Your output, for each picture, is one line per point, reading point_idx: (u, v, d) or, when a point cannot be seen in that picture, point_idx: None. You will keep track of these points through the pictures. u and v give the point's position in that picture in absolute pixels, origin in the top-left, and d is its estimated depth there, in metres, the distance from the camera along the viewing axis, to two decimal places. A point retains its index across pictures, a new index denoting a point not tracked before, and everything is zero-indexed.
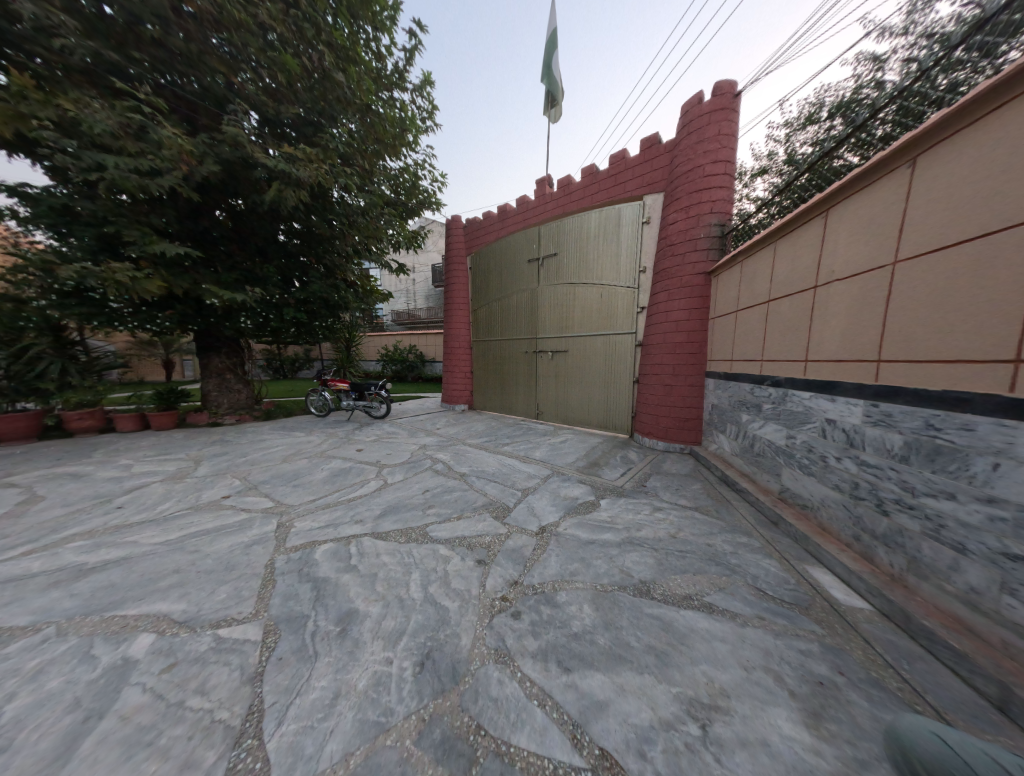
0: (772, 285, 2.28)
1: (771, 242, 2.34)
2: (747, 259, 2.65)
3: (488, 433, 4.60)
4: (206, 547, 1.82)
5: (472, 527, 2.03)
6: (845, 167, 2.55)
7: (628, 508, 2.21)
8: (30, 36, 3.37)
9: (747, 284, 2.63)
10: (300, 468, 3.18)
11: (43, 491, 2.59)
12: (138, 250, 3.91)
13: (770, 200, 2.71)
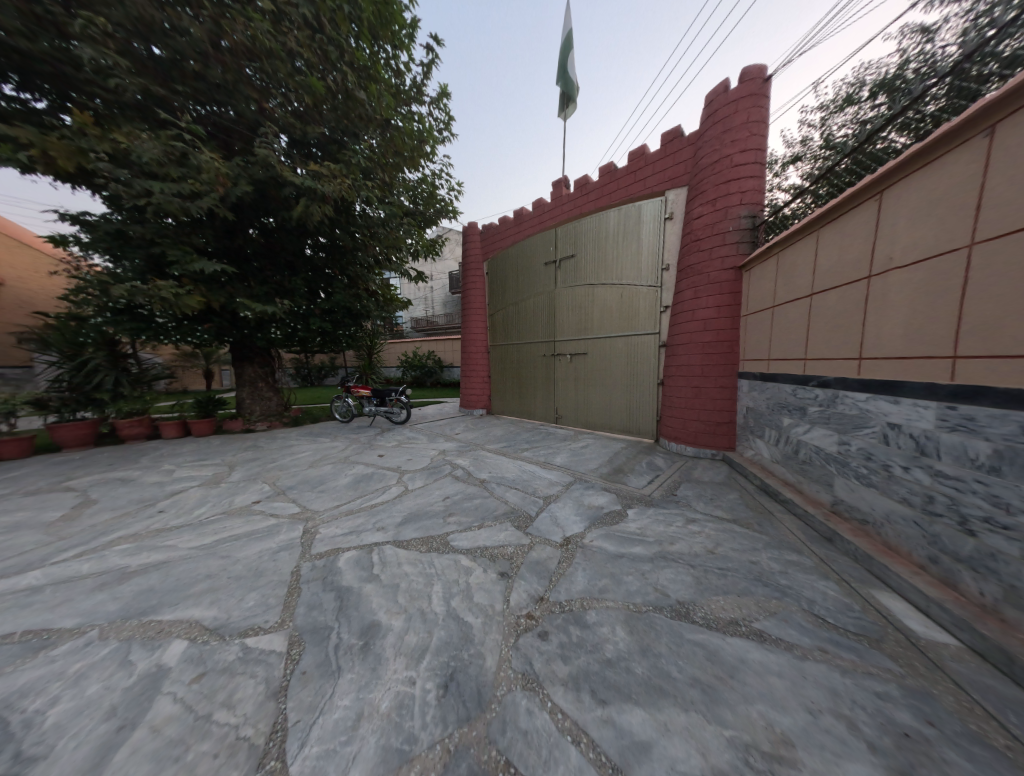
0: (815, 276, 2.11)
1: (812, 230, 2.16)
2: (784, 250, 2.47)
3: (507, 438, 4.54)
4: (238, 553, 1.87)
5: (494, 537, 1.97)
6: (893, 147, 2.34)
7: (658, 519, 2.09)
8: (90, 79, 3.71)
9: (785, 278, 2.45)
10: (324, 474, 3.25)
11: (95, 496, 2.77)
12: (180, 268, 4.19)
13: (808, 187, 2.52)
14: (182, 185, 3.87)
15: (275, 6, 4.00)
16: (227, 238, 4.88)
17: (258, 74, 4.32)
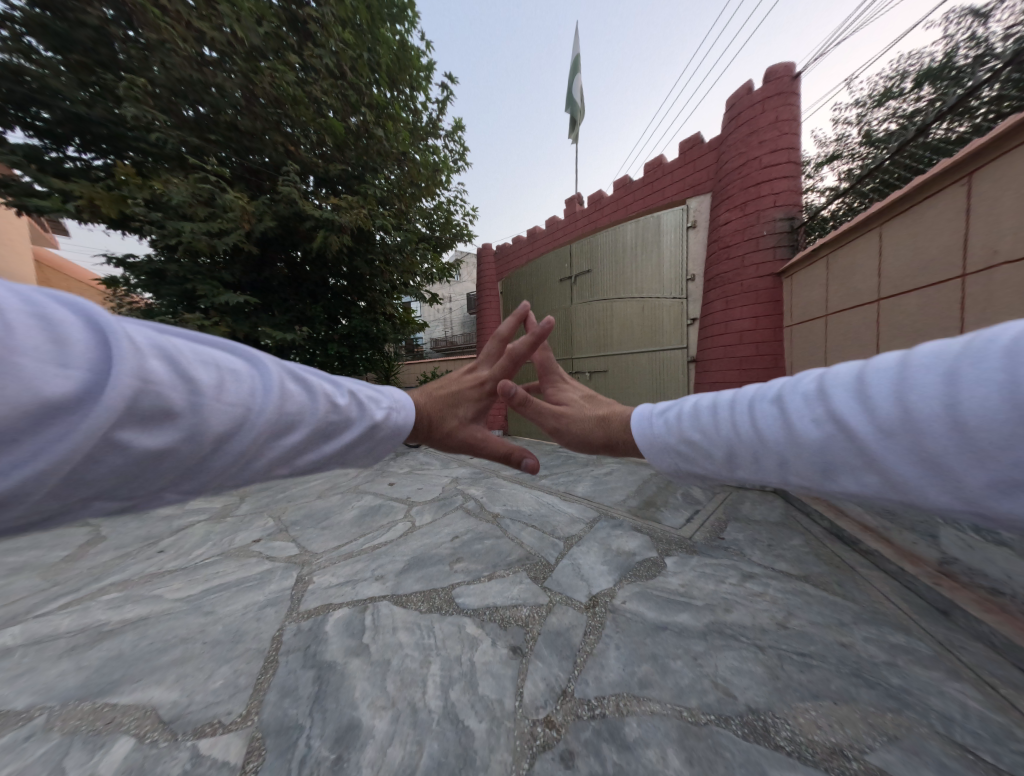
0: (883, 277, 1.79)
1: (872, 226, 1.86)
2: (835, 250, 2.16)
3: (524, 464, 4.24)
4: (223, 607, 1.68)
5: (506, 592, 1.68)
6: None
7: (705, 572, 1.72)
8: (137, 136, 4.06)
9: (840, 281, 2.13)
10: (331, 506, 3.09)
11: (105, 532, 2.72)
12: (207, 302, 4.36)
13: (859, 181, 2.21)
14: (211, 225, 4.07)
15: (300, 58, 4.27)
16: (255, 272, 5.09)
17: (290, 125, 4.57)
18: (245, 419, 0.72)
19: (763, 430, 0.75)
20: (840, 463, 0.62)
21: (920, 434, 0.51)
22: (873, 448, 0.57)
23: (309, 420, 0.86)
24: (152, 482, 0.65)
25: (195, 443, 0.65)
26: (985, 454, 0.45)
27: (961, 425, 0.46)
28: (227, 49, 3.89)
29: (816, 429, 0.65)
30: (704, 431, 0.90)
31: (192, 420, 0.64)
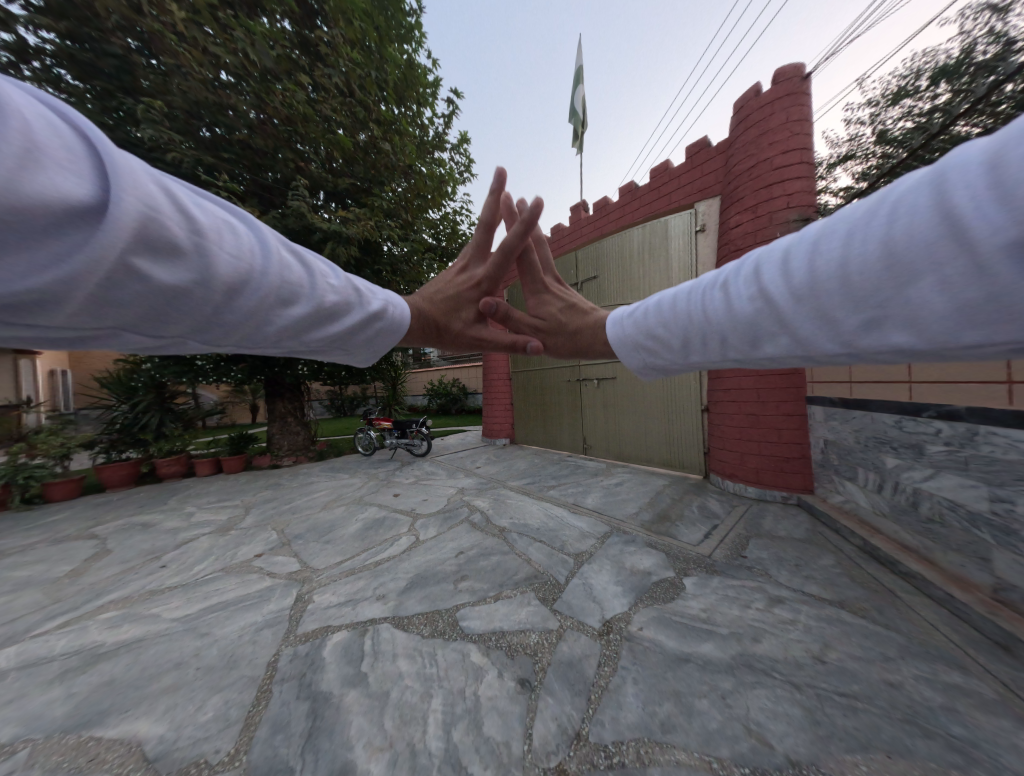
0: None
1: None
2: None
3: (532, 473, 4.14)
4: (219, 629, 1.62)
5: (513, 616, 1.58)
6: None
7: (728, 595, 1.59)
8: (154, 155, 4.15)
9: None
10: (335, 518, 3.04)
11: (112, 545, 2.70)
12: None
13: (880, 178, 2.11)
14: None
15: (311, 79, 4.38)
16: None
17: (300, 142, 4.67)
18: (243, 278, 0.60)
19: (703, 315, 0.79)
20: (761, 331, 0.67)
21: (827, 291, 0.54)
22: (788, 313, 0.60)
23: (311, 297, 0.72)
24: (151, 327, 0.57)
25: (185, 294, 0.55)
26: (875, 298, 0.49)
27: (859, 275, 0.49)
28: (241, 72, 4.01)
29: (744, 305, 0.68)
30: (654, 328, 0.93)
31: (178, 263, 0.52)
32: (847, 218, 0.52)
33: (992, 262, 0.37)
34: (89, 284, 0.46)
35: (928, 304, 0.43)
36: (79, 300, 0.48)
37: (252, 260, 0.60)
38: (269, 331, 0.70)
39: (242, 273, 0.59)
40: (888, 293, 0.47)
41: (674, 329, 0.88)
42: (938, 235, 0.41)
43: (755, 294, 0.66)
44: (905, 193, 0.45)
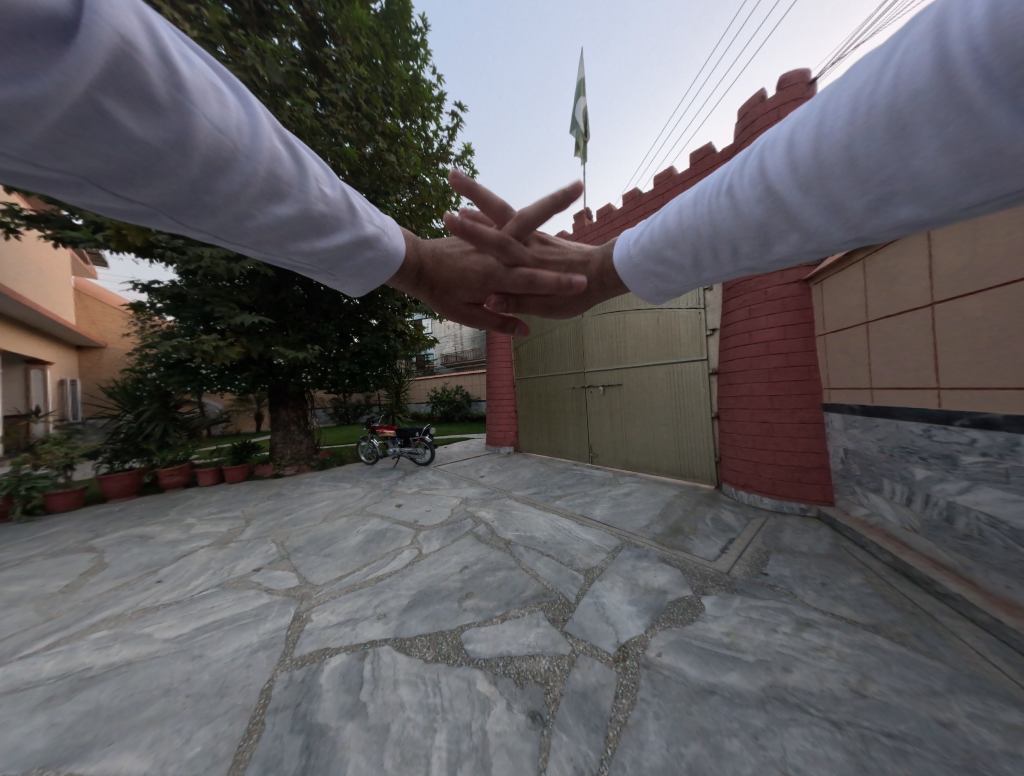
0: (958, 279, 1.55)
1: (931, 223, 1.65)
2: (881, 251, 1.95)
3: (537, 483, 4.03)
4: (211, 651, 1.54)
5: (521, 638, 1.48)
6: None
7: (751, 618, 1.49)
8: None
9: (889, 285, 1.91)
10: (336, 530, 2.95)
11: (109, 559, 2.64)
12: (223, 323, 4.44)
13: None
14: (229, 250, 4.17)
15: (318, 94, 4.44)
16: (271, 294, 5.19)
17: None
18: (230, 159, 0.49)
19: (699, 231, 0.70)
20: (761, 236, 0.62)
21: (837, 173, 0.48)
22: (793, 209, 0.55)
23: (299, 200, 0.59)
24: (129, 184, 0.48)
25: (154, 155, 0.45)
26: (888, 173, 0.45)
27: (871, 148, 0.45)
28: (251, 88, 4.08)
29: (743, 210, 0.61)
30: (651, 256, 0.84)
31: (148, 117, 0.42)
32: (857, 82, 0.46)
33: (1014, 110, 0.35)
34: (39, 112, 0.38)
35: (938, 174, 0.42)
36: (27, 123, 0.40)
37: (240, 141, 0.49)
38: (256, 234, 0.60)
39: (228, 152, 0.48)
40: (895, 165, 0.44)
41: (668, 252, 0.79)
42: (958, 87, 0.37)
43: (755, 194, 0.59)
44: (921, 39, 0.40)
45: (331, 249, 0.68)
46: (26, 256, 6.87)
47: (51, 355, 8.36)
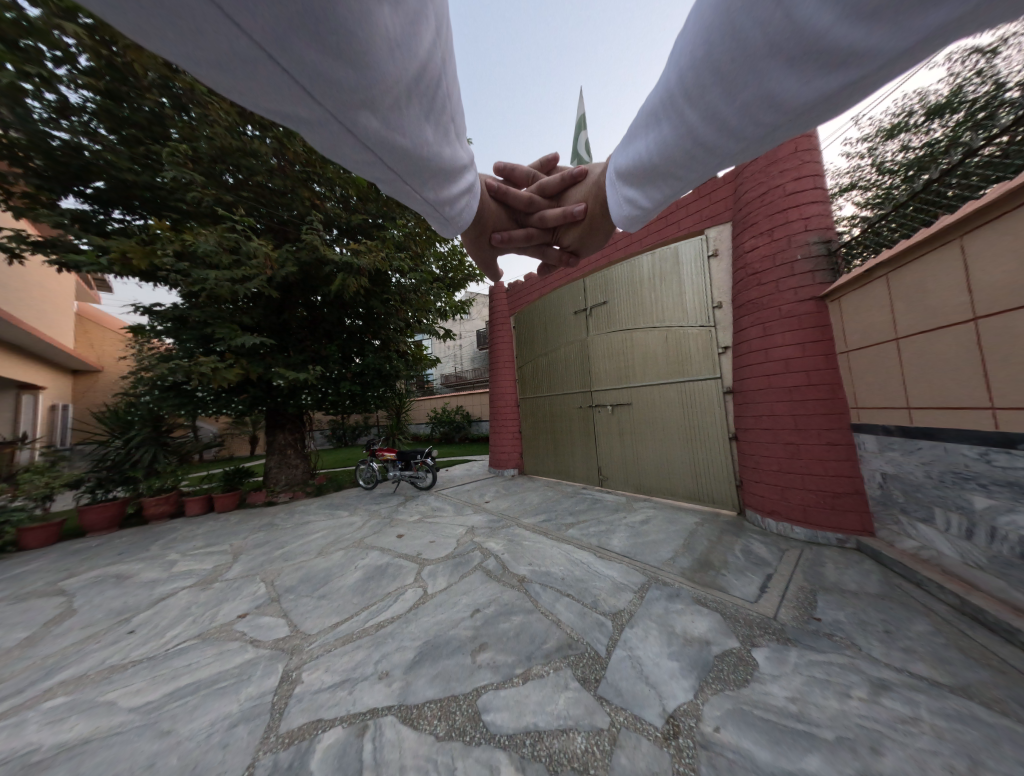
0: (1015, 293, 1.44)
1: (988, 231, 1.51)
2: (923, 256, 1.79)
3: (547, 509, 3.81)
4: (184, 725, 1.30)
5: (549, 706, 1.27)
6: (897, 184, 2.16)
7: (817, 682, 1.29)
8: (174, 197, 4.08)
9: (926, 294, 1.79)
10: (332, 566, 2.70)
11: (78, 604, 2.37)
12: (224, 345, 4.33)
13: (898, 210, 2.04)
14: (233, 272, 4.07)
15: None
16: (274, 315, 5.12)
17: (318, 184, 4.73)
18: (447, 120, 0.62)
19: (635, 171, 0.76)
20: (682, 163, 0.69)
21: (716, 95, 0.56)
22: (695, 134, 0.62)
23: (461, 158, 0.71)
24: (390, 152, 0.61)
25: (410, 118, 0.57)
26: (751, 82, 0.52)
27: (731, 67, 0.52)
28: None
29: (660, 145, 0.67)
30: (612, 202, 0.88)
31: (424, 89, 0.54)
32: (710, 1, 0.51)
33: (822, 7, 0.42)
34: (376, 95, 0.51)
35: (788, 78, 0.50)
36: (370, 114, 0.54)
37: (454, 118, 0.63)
38: (428, 188, 0.72)
39: (446, 114, 0.61)
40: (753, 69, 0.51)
41: (621, 195, 0.85)
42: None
43: (666, 127, 0.65)
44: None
45: (468, 194, 0.81)
46: (28, 281, 6.81)
47: (43, 379, 8.17)
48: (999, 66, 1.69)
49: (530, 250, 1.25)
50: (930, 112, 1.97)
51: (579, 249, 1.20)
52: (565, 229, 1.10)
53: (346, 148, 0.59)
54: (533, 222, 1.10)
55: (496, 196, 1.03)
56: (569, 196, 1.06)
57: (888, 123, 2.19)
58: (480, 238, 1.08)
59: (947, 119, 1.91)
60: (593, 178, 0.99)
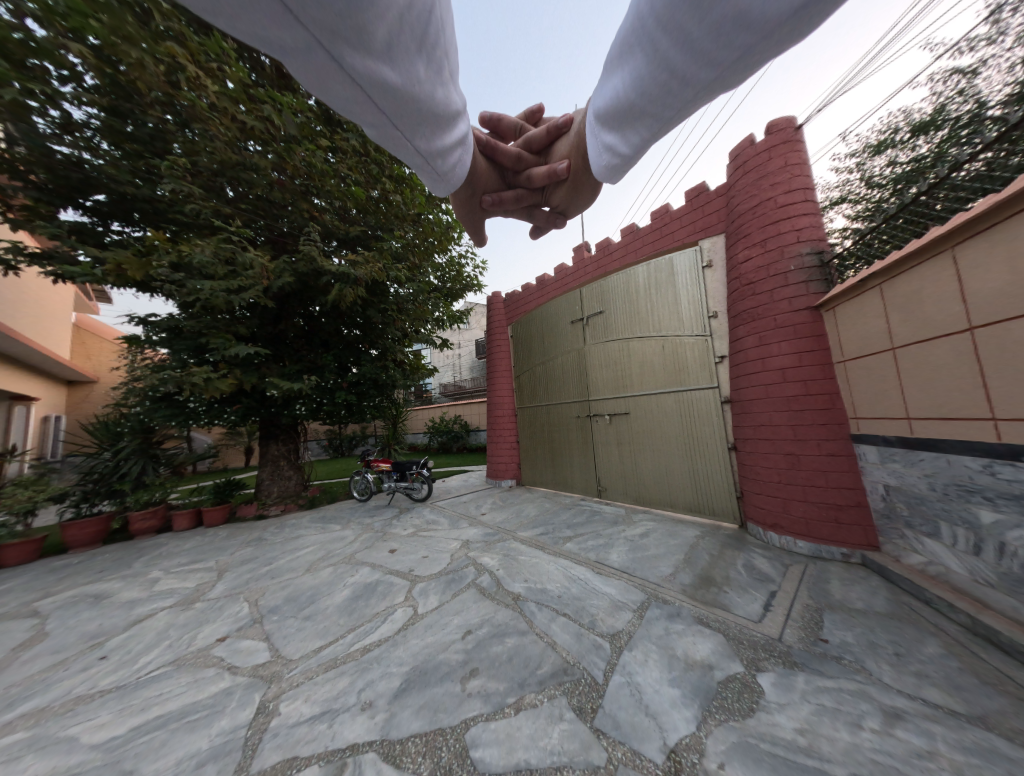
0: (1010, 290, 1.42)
1: (985, 229, 1.48)
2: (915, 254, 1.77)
3: (544, 521, 3.71)
4: (147, 765, 1.20)
5: (543, 741, 1.19)
6: (886, 198, 2.17)
7: (826, 713, 1.22)
8: (173, 209, 4.08)
9: (920, 287, 1.78)
10: (320, 584, 2.60)
11: (51, 626, 2.26)
12: (217, 355, 4.28)
13: (888, 223, 2.05)
14: (230, 282, 4.06)
15: (329, 142, 4.28)
16: (271, 325, 5.10)
17: (318, 198, 4.71)
18: (438, 57, 0.61)
19: (612, 111, 0.78)
20: (657, 98, 0.71)
21: (684, 22, 0.56)
22: (667, 64, 0.63)
23: (452, 98, 0.70)
24: (383, 95, 0.60)
25: (401, 52, 0.55)
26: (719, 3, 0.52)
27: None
28: (265, 135, 3.90)
29: (635, 80, 0.69)
30: (592, 151, 0.91)
31: (415, 16, 0.53)
32: None
33: None
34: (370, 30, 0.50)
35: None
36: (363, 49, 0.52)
37: (441, 48, 0.61)
38: (420, 137, 0.71)
39: (437, 48, 0.60)
40: None
41: (600, 141, 0.88)
42: None
43: (641, 59, 0.67)
44: None
45: (462, 139, 0.80)
46: (25, 292, 6.77)
47: (37, 389, 8.08)
48: (980, 86, 1.82)
49: (518, 211, 1.24)
50: (916, 129, 2.04)
51: (566, 208, 1.20)
52: (553, 188, 1.10)
53: (336, 85, 0.57)
54: (521, 181, 1.09)
55: (485, 153, 1.02)
56: (554, 150, 1.05)
57: (876, 139, 2.28)
58: (471, 200, 1.08)
59: (933, 134, 1.95)
60: (576, 131, 0.97)
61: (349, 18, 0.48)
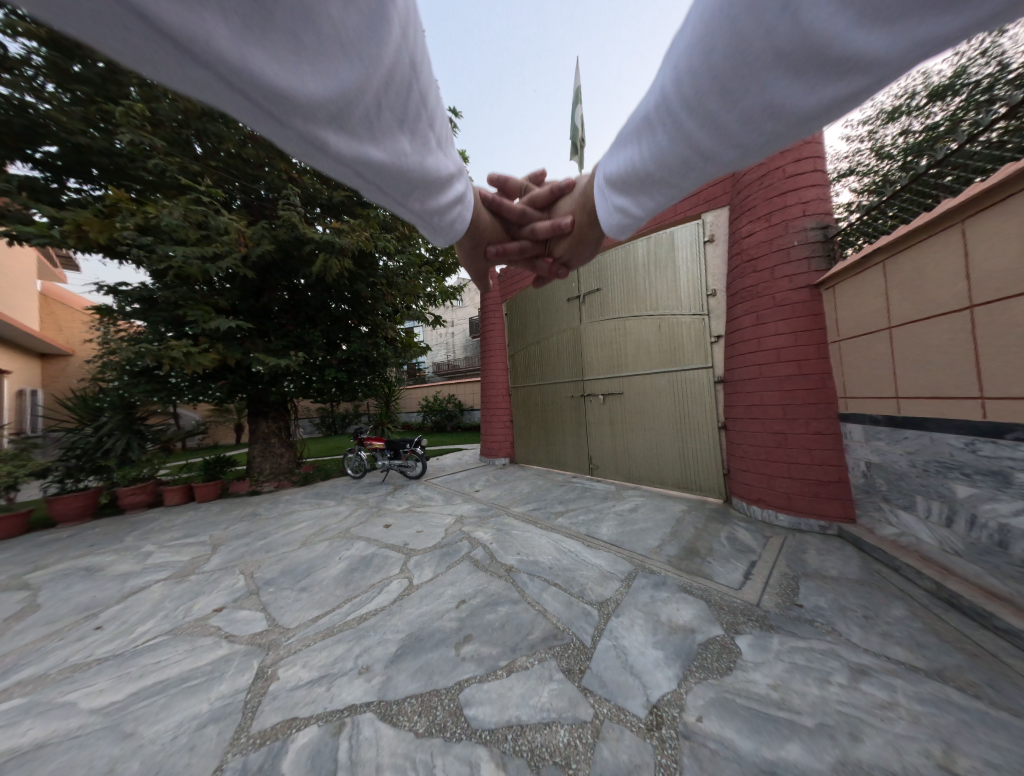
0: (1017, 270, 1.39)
1: (998, 205, 1.43)
2: (926, 232, 1.72)
3: (537, 498, 3.79)
4: (148, 727, 1.23)
5: (535, 702, 1.24)
6: (897, 169, 2.08)
7: (799, 671, 1.30)
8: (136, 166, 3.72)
9: (925, 270, 1.74)
10: (316, 557, 2.64)
11: (43, 598, 2.27)
12: (196, 327, 4.07)
13: (898, 197, 1.98)
14: (204, 248, 3.80)
15: None
16: (252, 297, 4.85)
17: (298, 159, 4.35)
18: (425, 128, 0.57)
19: (625, 178, 0.68)
20: (680, 172, 0.62)
21: (719, 101, 0.49)
22: (694, 144, 0.56)
23: (448, 162, 0.66)
24: (371, 166, 0.57)
25: (377, 123, 0.53)
26: (749, 92, 0.47)
27: (731, 74, 0.46)
28: None
29: (656, 152, 0.60)
30: (600, 210, 0.79)
31: (392, 93, 0.50)
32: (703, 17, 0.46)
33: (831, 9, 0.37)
34: (339, 101, 0.48)
35: (783, 84, 0.45)
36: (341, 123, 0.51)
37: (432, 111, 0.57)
38: (416, 202, 0.68)
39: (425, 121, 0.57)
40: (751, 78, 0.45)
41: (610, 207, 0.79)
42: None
43: (662, 134, 0.58)
44: None
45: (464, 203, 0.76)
46: None
47: (8, 363, 7.70)
48: None
49: (521, 265, 1.17)
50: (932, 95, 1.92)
51: (570, 262, 1.12)
52: (557, 242, 1.03)
53: (323, 162, 0.55)
54: (525, 235, 1.03)
55: (490, 208, 0.96)
56: (558, 208, 1.01)
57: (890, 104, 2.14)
58: (472, 249, 0.99)
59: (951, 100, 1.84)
60: (581, 190, 0.93)
61: (318, 99, 0.47)
